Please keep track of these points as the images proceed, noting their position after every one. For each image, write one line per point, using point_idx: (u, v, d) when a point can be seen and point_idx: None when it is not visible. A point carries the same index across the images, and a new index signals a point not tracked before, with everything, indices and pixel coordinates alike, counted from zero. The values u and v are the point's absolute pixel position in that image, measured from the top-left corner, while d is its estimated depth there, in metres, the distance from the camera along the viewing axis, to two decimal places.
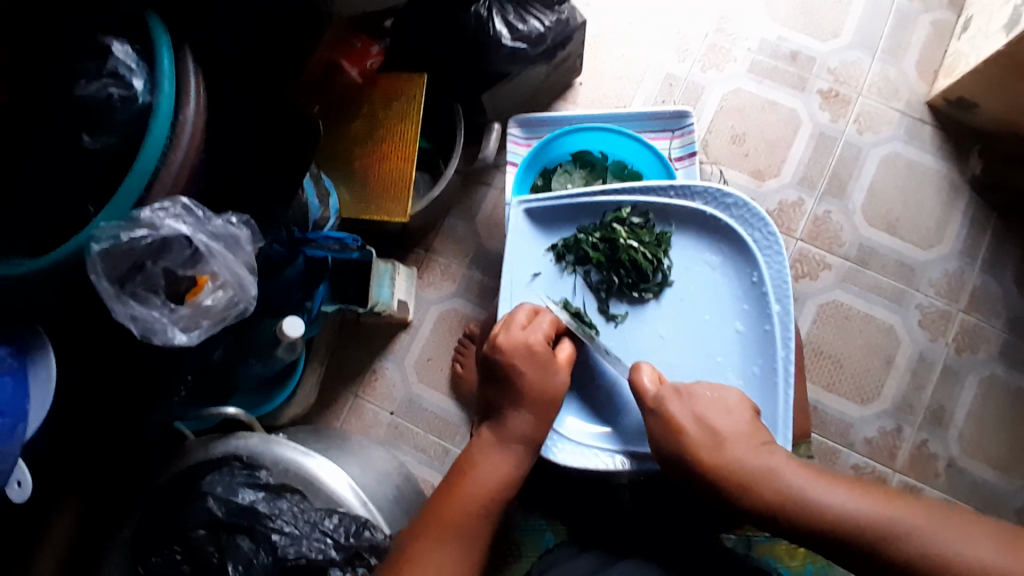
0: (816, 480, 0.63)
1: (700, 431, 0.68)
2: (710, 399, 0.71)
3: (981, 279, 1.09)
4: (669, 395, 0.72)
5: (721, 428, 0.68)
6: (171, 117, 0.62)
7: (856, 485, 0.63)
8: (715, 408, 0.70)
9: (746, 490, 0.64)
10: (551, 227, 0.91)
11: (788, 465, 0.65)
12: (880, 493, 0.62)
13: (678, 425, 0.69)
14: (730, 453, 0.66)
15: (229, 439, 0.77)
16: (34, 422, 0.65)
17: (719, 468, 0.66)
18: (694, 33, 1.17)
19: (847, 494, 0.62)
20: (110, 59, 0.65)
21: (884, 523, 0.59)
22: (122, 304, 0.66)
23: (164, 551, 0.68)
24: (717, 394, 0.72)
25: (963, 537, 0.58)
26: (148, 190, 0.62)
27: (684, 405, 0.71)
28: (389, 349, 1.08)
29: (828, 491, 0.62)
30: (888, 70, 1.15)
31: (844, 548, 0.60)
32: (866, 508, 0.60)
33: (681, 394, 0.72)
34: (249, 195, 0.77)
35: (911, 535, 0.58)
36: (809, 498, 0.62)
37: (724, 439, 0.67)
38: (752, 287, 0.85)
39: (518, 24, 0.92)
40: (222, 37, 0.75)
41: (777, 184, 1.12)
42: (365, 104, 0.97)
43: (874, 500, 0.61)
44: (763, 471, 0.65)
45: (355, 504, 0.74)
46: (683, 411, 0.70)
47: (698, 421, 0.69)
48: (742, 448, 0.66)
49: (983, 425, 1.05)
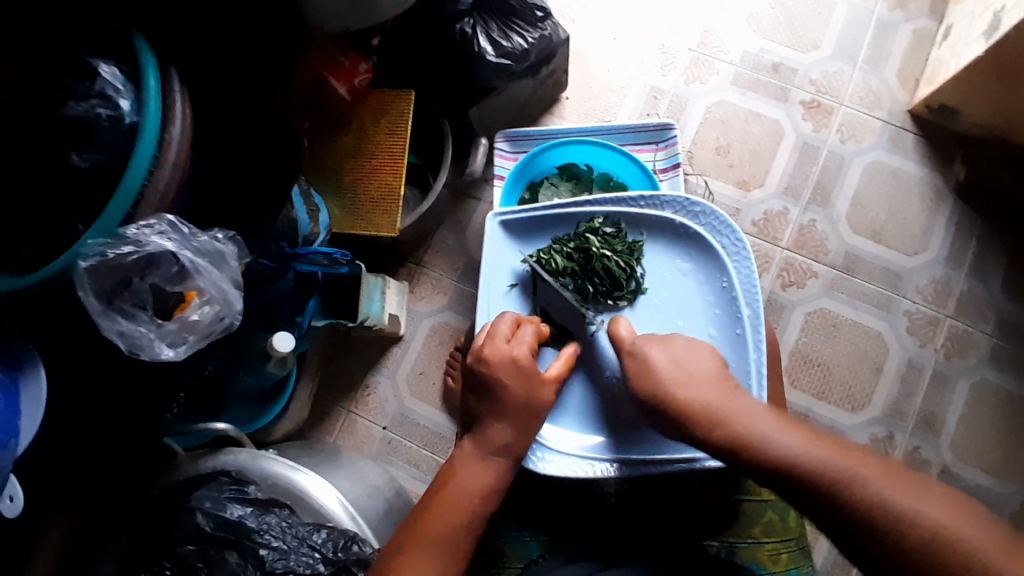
0: (775, 423, 0.64)
1: (673, 375, 0.70)
2: (685, 352, 0.72)
3: (968, 284, 1.10)
4: (648, 340, 0.75)
5: (687, 377, 0.69)
6: (157, 135, 0.64)
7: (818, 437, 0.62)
8: (687, 359, 0.71)
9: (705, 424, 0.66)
10: (526, 239, 0.93)
11: (753, 409, 0.66)
12: (842, 445, 0.61)
13: (653, 368, 0.71)
14: (702, 394, 0.67)
15: (217, 454, 0.77)
16: (25, 437, 0.67)
17: (687, 409, 0.67)
18: (678, 47, 1.19)
19: (807, 442, 0.61)
20: (97, 80, 0.66)
21: (834, 465, 0.59)
22: (109, 321, 0.67)
23: (152, 567, 0.69)
24: (693, 347, 0.73)
25: (925, 496, 0.56)
26: (137, 208, 0.63)
27: (663, 351, 0.73)
28: (382, 363, 1.08)
29: (789, 436, 0.62)
30: (869, 79, 1.17)
31: (799, 490, 0.60)
32: (822, 453, 0.60)
33: (658, 341, 0.74)
34: (249, 195, 0.79)
35: (860, 478, 0.58)
36: (774, 444, 0.62)
37: (692, 382, 0.69)
38: (723, 292, 0.86)
39: (501, 41, 0.94)
40: (228, 49, 0.78)
41: (762, 194, 1.14)
42: (354, 121, 0.98)
43: (829, 446, 0.61)
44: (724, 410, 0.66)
45: (344, 518, 0.75)
46: (662, 355, 0.73)
47: (674, 363, 0.71)
48: (711, 391, 0.68)
49: (973, 430, 1.05)
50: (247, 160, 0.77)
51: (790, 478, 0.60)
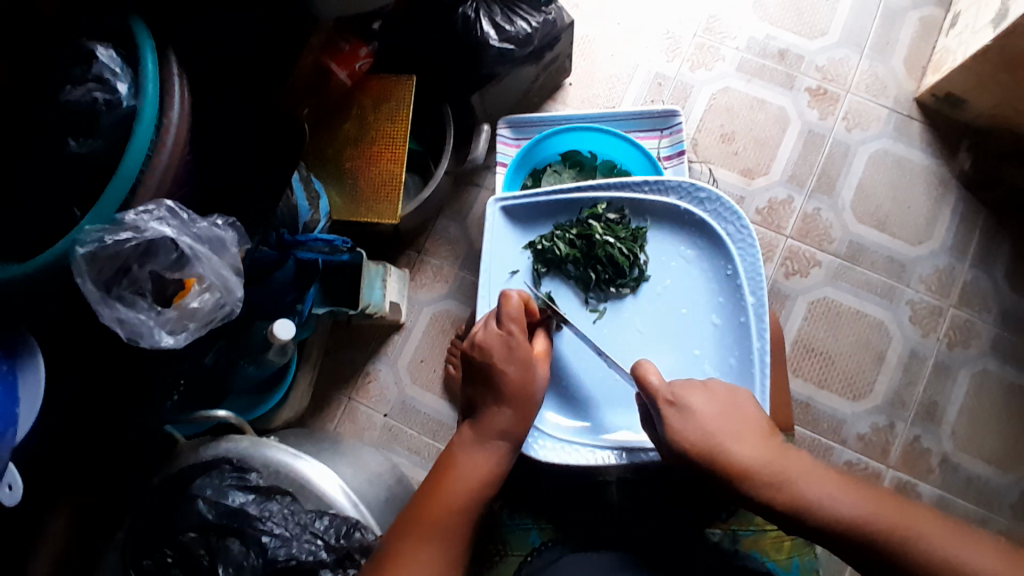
0: (819, 477, 0.62)
1: (723, 432, 0.65)
2: (728, 402, 0.68)
3: (971, 275, 1.09)
4: (688, 389, 0.68)
5: (734, 432, 0.65)
6: (154, 121, 0.62)
7: (881, 497, 0.60)
8: (733, 411, 0.67)
9: (752, 483, 0.62)
10: (528, 225, 0.92)
11: (811, 470, 0.63)
12: (908, 507, 0.59)
13: (700, 421, 0.66)
14: (758, 456, 0.63)
15: (219, 443, 0.77)
16: (24, 425, 0.66)
17: (745, 475, 0.63)
18: (683, 33, 1.17)
19: (873, 506, 0.59)
20: (94, 64, 0.65)
21: (887, 522, 0.58)
22: (108, 307, 0.66)
23: (153, 555, 0.68)
24: (736, 396, 0.69)
25: (979, 548, 0.56)
26: (134, 193, 0.62)
27: (705, 399, 0.67)
28: (382, 351, 1.08)
29: (854, 501, 0.60)
30: (876, 66, 1.16)
31: (875, 561, 0.58)
32: (891, 518, 0.58)
33: (699, 388, 0.69)
34: (249, 196, 0.77)
35: (915, 535, 0.57)
36: (824, 505, 0.60)
37: (742, 439, 0.65)
38: (727, 280, 0.86)
39: (504, 25, 0.92)
40: (222, 37, 0.77)
41: (767, 182, 1.13)
42: (354, 107, 0.97)
43: (877, 501, 0.60)
44: (769, 468, 0.63)
45: (345, 505, 0.75)
46: (704, 402, 0.67)
47: (720, 414, 0.66)
48: (764, 449, 0.64)
49: (974, 420, 1.05)
50: (245, 158, 0.77)
51: (868, 552, 0.58)
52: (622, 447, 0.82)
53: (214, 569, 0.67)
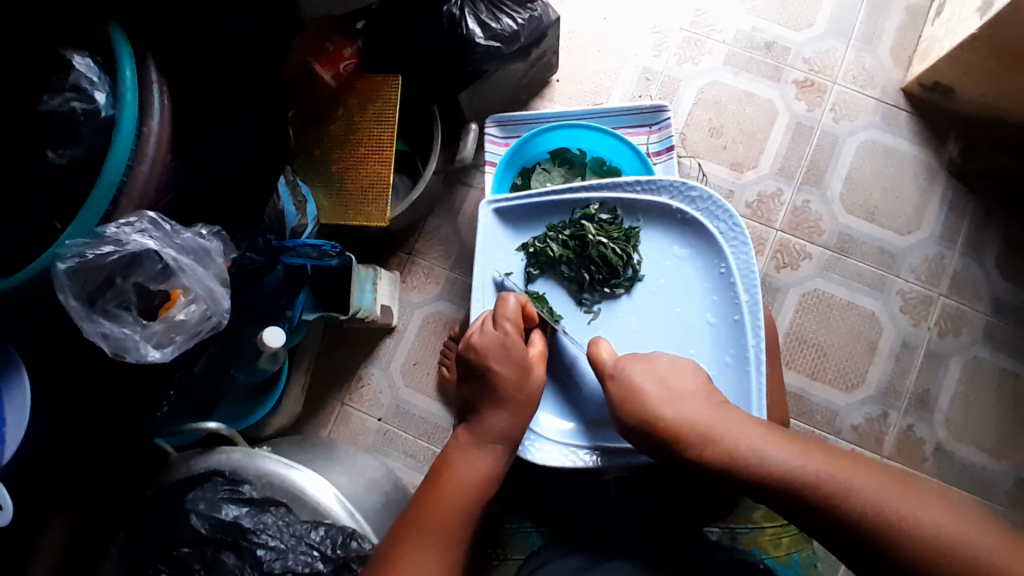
0: (750, 435, 0.65)
1: (659, 401, 0.70)
2: (671, 373, 0.74)
3: (962, 263, 1.09)
4: (630, 361, 0.76)
5: (672, 398, 0.70)
6: (135, 129, 0.61)
7: (812, 449, 0.61)
8: (672, 381, 0.73)
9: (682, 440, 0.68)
10: (522, 227, 0.91)
11: (745, 429, 0.66)
12: (833, 455, 0.60)
13: (640, 389, 0.73)
14: (691, 414, 0.69)
15: (211, 454, 0.75)
16: (11, 443, 0.72)
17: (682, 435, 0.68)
18: (669, 27, 1.17)
19: (799, 456, 0.61)
20: (72, 72, 0.63)
21: (806, 469, 0.59)
22: (92, 323, 0.65)
23: (148, 569, 0.68)
24: (676, 368, 0.75)
25: (902, 494, 0.55)
26: (115, 205, 0.61)
27: (646, 372, 0.74)
28: (375, 355, 1.07)
29: (778, 449, 0.62)
30: (863, 57, 1.15)
31: (791, 502, 0.59)
32: (816, 463, 0.59)
33: (643, 361, 0.76)
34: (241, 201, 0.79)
35: (835, 481, 0.58)
36: (749, 458, 0.63)
37: (677, 403, 0.70)
38: (721, 278, 0.86)
39: (491, 23, 0.91)
40: (222, 38, 0.76)
41: (757, 175, 1.12)
42: (341, 109, 0.96)
43: (802, 452, 0.61)
44: (699, 424, 0.67)
45: (342, 514, 0.73)
46: (644, 375, 0.74)
47: (660, 384, 0.72)
48: (698, 409, 0.69)
49: (967, 408, 1.05)
50: (247, 160, 0.78)
51: (789, 497, 0.60)
52: (597, 449, 0.83)
53: None
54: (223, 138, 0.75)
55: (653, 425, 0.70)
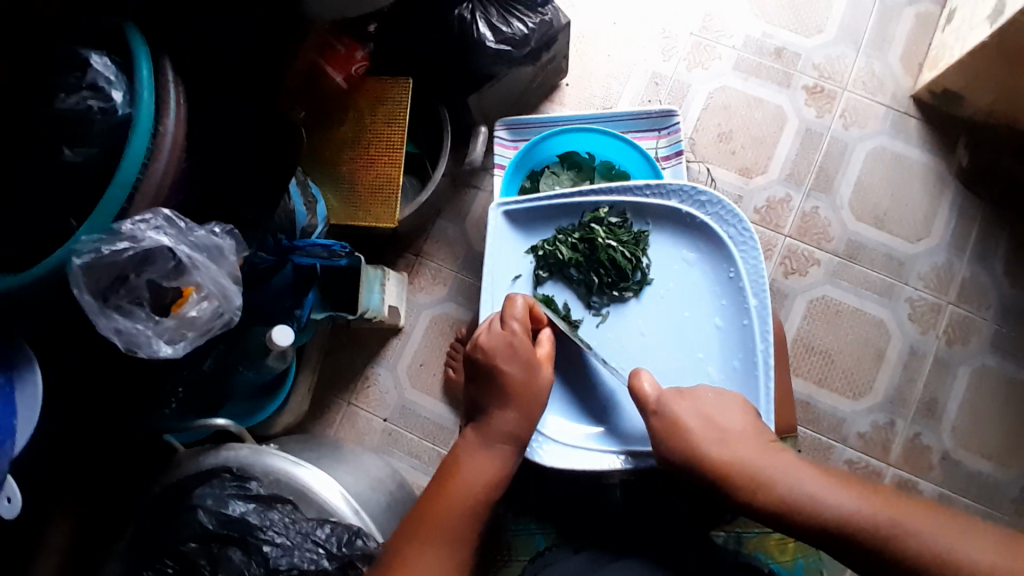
0: (805, 476, 0.65)
1: (708, 438, 0.69)
2: (713, 405, 0.72)
3: (970, 271, 1.09)
4: (674, 398, 0.73)
5: (721, 434, 0.69)
6: (151, 128, 0.62)
7: (864, 491, 0.63)
8: (719, 415, 0.71)
9: (734, 478, 0.66)
10: (531, 229, 0.91)
11: (796, 469, 0.66)
12: (886, 498, 0.62)
13: (685, 426, 0.70)
14: (742, 454, 0.67)
15: (219, 450, 0.77)
16: (21, 438, 0.67)
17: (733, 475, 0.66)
18: (679, 32, 1.17)
19: (858, 501, 0.62)
20: (88, 71, 0.64)
21: (866, 515, 0.61)
22: (105, 318, 0.66)
23: (154, 565, 0.67)
24: (720, 399, 0.73)
25: (958, 536, 0.59)
26: (130, 202, 0.62)
27: (688, 405, 0.72)
28: (382, 355, 1.07)
29: (839, 495, 0.63)
30: (873, 64, 1.15)
31: (852, 547, 0.61)
32: (878, 511, 0.61)
33: (684, 396, 0.73)
34: (253, 204, 0.79)
35: (897, 526, 0.60)
36: (808, 503, 0.63)
37: (726, 441, 0.68)
38: (730, 282, 0.86)
39: (501, 26, 0.92)
40: (222, 38, 0.76)
41: (765, 181, 1.12)
42: (351, 110, 0.97)
43: (858, 495, 0.63)
44: (752, 466, 0.66)
45: (347, 512, 0.74)
46: (689, 410, 0.71)
47: (704, 419, 0.71)
48: (749, 449, 0.68)
49: (975, 417, 1.05)
50: (247, 160, 0.77)
51: (851, 543, 0.61)
52: (627, 451, 0.81)
53: None
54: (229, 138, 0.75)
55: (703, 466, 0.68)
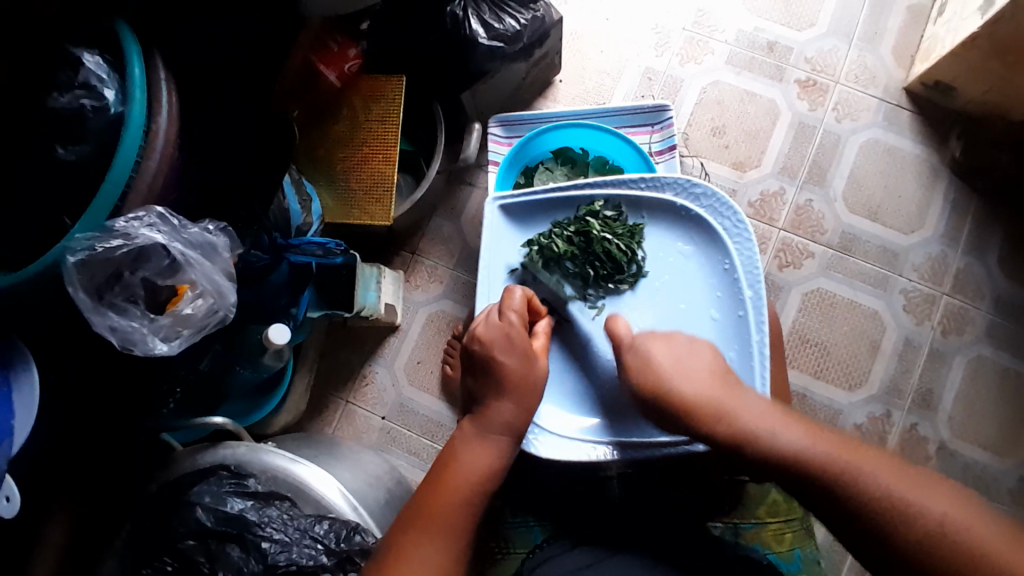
0: (766, 415, 0.66)
1: (675, 377, 0.71)
2: (687, 352, 0.74)
3: (964, 262, 1.09)
4: (649, 338, 0.76)
5: (687, 374, 0.71)
6: (143, 126, 0.62)
7: (822, 433, 0.64)
8: (689, 358, 0.73)
9: (694, 413, 0.68)
10: (527, 223, 0.92)
11: (759, 409, 0.67)
12: (847, 444, 0.62)
13: (655, 368, 0.72)
14: (706, 391, 0.69)
15: (218, 448, 0.77)
16: (19, 437, 0.66)
17: (695, 409, 0.68)
18: (671, 28, 1.17)
19: (812, 439, 0.63)
20: (81, 70, 0.64)
21: (818, 454, 0.61)
22: (100, 316, 0.66)
23: (153, 563, 0.68)
24: (695, 346, 0.75)
25: (912, 485, 0.57)
26: (124, 200, 0.62)
27: (664, 346, 0.75)
28: (378, 353, 1.07)
29: (798, 435, 0.63)
30: (865, 56, 1.16)
31: (802, 485, 0.61)
32: (828, 449, 0.61)
33: (660, 338, 0.76)
34: (251, 205, 0.78)
35: (849, 468, 0.60)
36: (765, 440, 0.64)
37: (692, 379, 0.71)
38: (725, 275, 0.86)
39: (494, 22, 0.92)
40: (222, 38, 0.78)
41: (758, 175, 1.13)
42: (344, 109, 0.97)
43: (815, 437, 0.63)
44: (714, 401, 0.68)
45: (345, 509, 0.75)
46: (663, 353, 0.74)
47: (675, 362, 0.73)
48: (714, 387, 0.70)
49: (970, 407, 1.06)
50: (247, 160, 0.77)
51: (802, 480, 0.61)
52: (616, 443, 0.81)
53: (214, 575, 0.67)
54: (226, 135, 0.76)
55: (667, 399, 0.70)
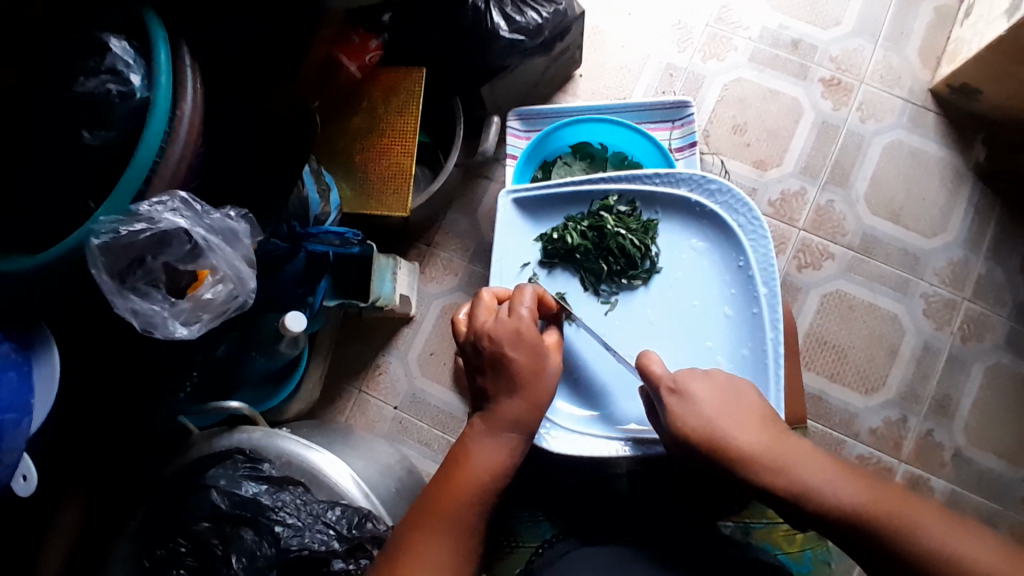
0: (813, 462, 0.64)
1: (720, 419, 0.67)
2: (727, 389, 0.70)
3: (986, 267, 1.08)
4: (689, 376, 0.70)
5: (733, 418, 0.67)
6: (168, 111, 0.63)
7: (871, 483, 0.62)
8: (731, 397, 0.70)
9: (742, 461, 0.65)
10: (541, 217, 0.92)
11: (805, 455, 0.65)
12: (896, 496, 0.61)
13: (700, 409, 0.68)
14: (754, 440, 0.66)
15: (233, 433, 0.78)
16: (38, 416, 0.67)
17: (741, 454, 0.65)
18: (694, 23, 1.17)
19: (861, 490, 0.62)
20: (108, 55, 0.65)
21: (869, 506, 0.60)
22: (122, 298, 0.67)
23: (167, 544, 0.69)
24: (734, 383, 0.71)
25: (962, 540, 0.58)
26: (148, 184, 0.62)
27: (701, 384, 0.70)
28: (393, 344, 1.08)
29: (848, 486, 0.62)
30: (890, 57, 1.14)
31: (850, 538, 0.61)
32: (879, 501, 0.61)
33: (697, 374, 0.71)
34: (249, 191, 0.78)
35: (899, 521, 0.59)
36: (814, 487, 0.62)
37: (738, 424, 0.67)
38: (739, 271, 0.86)
39: (515, 16, 0.92)
40: (222, 38, 0.76)
41: (779, 174, 1.12)
42: (364, 100, 0.97)
43: (865, 487, 0.62)
44: (760, 447, 0.65)
45: (357, 496, 0.75)
46: (704, 392, 0.69)
47: (722, 404, 0.69)
48: (759, 434, 0.67)
49: (988, 415, 1.04)
50: (247, 160, 0.77)
51: (850, 531, 0.60)
52: (632, 439, 0.81)
53: (227, 558, 0.68)
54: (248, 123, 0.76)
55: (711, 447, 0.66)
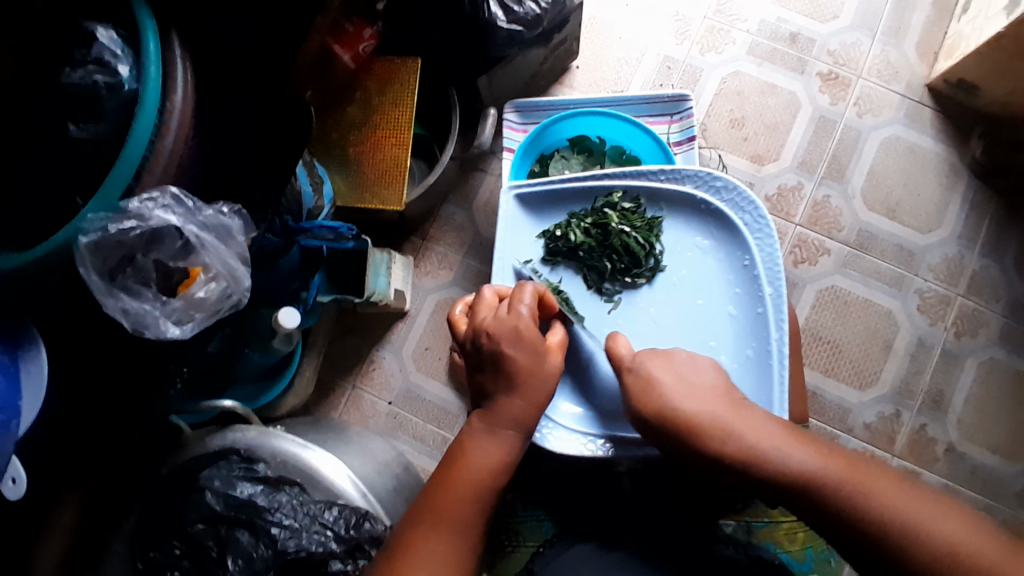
0: (771, 432, 0.65)
1: (676, 392, 0.69)
2: (688, 367, 0.73)
3: (981, 263, 1.08)
4: (649, 356, 0.74)
5: (691, 392, 0.69)
6: (158, 104, 0.61)
7: (826, 450, 0.62)
8: (690, 374, 0.72)
9: (694, 431, 0.67)
10: (542, 212, 0.91)
11: (761, 425, 0.66)
12: (852, 462, 0.61)
13: (658, 383, 0.71)
14: (711, 411, 0.67)
15: (224, 433, 0.75)
16: (26, 419, 0.66)
17: (698, 424, 0.67)
18: (693, 15, 1.15)
19: (818, 457, 0.62)
20: (95, 45, 0.63)
21: (822, 473, 0.60)
22: (113, 298, 0.65)
23: (162, 547, 0.67)
24: (695, 362, 0.73)
25: (915, 504, 0.57)
26: (138, 180, 0.61)
27: (667, 367, 0.73)
28: (386, 339, 1.06)
29: (802, 453, 0.62)
30: (889, 51, 1.14)
31: (804, 503, 0.61)
32: (830, 466, 0.61)
33: (660, 355, 0.74)
34: (248, 188, 0.76)
35: (850, 486, 0.59)
36: (770, 457, 0.63)
37: (695, 398, 0.69)
38: (744, 271, 0.85)
39: (512, 6, 0.90)
40: (223, 38, 0.75)
41: (777, 168, 1.11)
42: (358, 91, 0.95)
43: (819, 454, 0.62)
44: (713, 417, 0.67)
45: (355, 495, 0.73)
46: (661, 370, 0.72)
47: (679, 379, 0.71)
48: (718, 406, 0.68)
49: (981, 410, 1.05)
50: (246, 160, 0.75)
51: (804, 499, 0.60)
52: (611, 437, 0.81)
53: (223, 561, 0.66)
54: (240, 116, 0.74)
55: (680, 430, 0.67)
